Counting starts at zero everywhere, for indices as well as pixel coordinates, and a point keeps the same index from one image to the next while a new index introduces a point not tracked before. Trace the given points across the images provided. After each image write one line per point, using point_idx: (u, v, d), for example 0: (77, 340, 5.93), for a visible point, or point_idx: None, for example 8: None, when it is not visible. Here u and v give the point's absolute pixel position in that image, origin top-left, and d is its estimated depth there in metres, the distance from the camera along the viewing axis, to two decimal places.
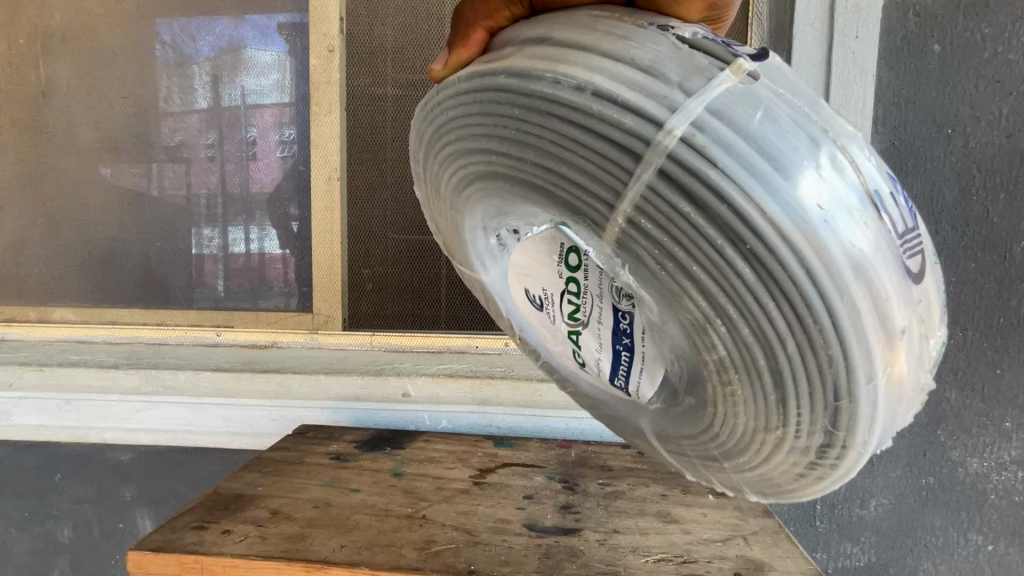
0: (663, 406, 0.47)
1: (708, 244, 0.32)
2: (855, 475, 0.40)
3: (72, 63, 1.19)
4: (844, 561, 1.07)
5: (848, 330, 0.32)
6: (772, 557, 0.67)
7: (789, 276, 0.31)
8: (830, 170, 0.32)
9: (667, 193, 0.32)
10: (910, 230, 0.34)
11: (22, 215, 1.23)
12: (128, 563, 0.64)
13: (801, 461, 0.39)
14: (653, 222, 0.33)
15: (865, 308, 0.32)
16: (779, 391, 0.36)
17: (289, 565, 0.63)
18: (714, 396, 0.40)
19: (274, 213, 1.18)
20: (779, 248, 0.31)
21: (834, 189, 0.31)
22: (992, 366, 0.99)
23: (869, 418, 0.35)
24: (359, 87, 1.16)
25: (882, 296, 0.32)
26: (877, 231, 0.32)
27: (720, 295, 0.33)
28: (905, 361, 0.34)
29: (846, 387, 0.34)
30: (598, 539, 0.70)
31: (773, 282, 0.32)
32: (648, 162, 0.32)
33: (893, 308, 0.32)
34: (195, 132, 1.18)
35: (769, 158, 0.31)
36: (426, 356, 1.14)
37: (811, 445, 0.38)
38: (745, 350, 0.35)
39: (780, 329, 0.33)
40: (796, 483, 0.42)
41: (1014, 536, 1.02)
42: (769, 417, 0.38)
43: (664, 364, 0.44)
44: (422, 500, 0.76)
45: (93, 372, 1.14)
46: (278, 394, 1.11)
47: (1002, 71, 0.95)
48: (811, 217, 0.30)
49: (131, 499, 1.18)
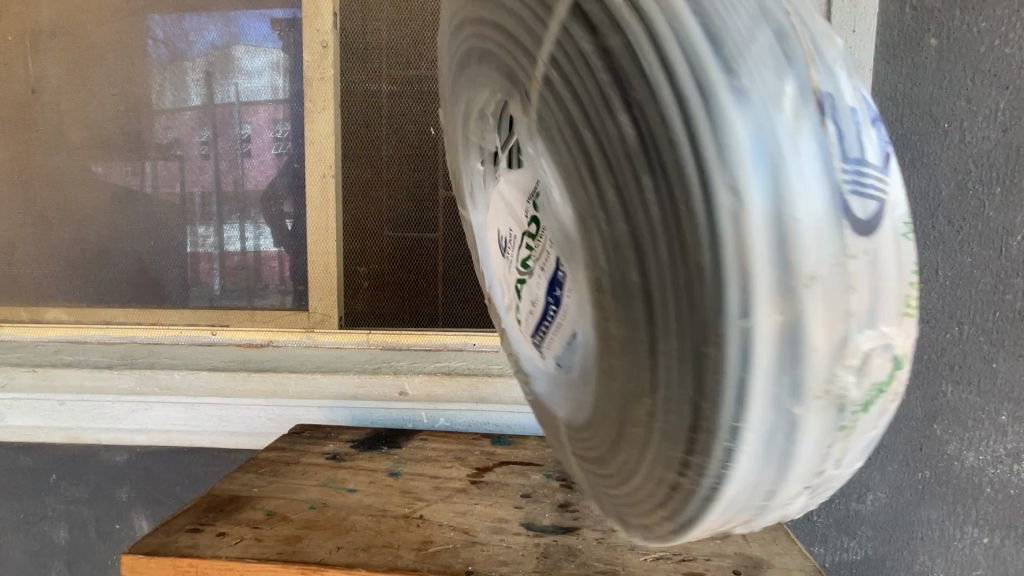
0: (571, 370, 0.41)
1: (600, 98, 0.28)
2: (736, 496, 0.29)
3: (63, 60, 1.17)
4: (841, 555, 1.07)
5: (753, 239, 0.24)
6: (770, 554, 0.67)
7: (671, 137, 0.25)
8: (767, 51, 0.27)
9: (575, 32, 0.29)
10: (869, 166, 0.28)
11: (14, 214, 1.21)
12: (123, 566, 0.63)
13: (671, 460, 0.30)
14: (561, 74, 0.30)
15: (756, 202, 0.25)
16: (648, 325, 0.28)
17: (284, 568, 0.62)
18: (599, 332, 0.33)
19: (268, 211, 1.17)
20: (668, 101, 0.26)
21: (765, 68, 0.26)
22: (988, 361, 0.99)
23: (761, 399, 0.26)
24: (353, 84, 1.15)
25: (789, 203, 0.25)
26: (811, 131, 0.26)
27: (607, 167, 0.28)
28: (821, 320, 0.26)
29: (706, 313, 0.25)
30: (596, 537, 0.69)
31: (654, 148, 0.26)
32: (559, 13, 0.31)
33: (805, 227, 0.25)
34: (188, 129, 1.17)
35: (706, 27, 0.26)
36: (423, 354, 1.12)
37: (676, 424, 0.29)
38: (619, 262, 0.29)
39: (653, 219, 0.27)
40: (660, 496, 0.33)
41: (1010, 529, 1.02)
42: (640, 369, 0.30)
43: (576, 317, 0.38)
44: (420, 500, 0.76)
45: (87, 373, 1.11)
46: (274, 394, 1.09)
47: (999, 64, 0.95)
48: (720, 75, 0.25)
49: (127, 500, 1.17)
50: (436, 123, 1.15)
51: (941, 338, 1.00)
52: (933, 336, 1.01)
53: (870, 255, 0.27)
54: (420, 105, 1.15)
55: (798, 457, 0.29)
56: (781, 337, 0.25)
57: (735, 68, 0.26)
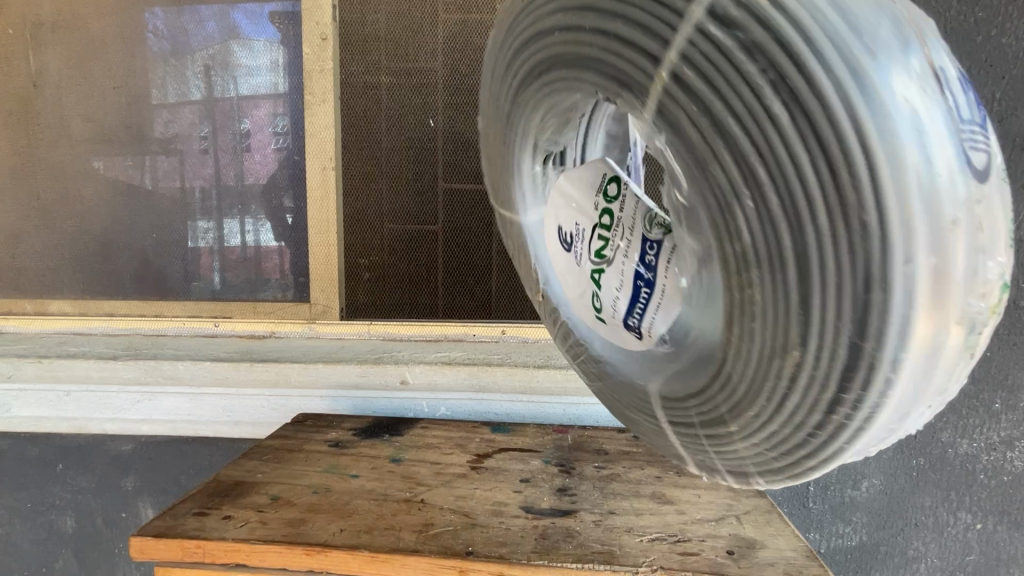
0: (672, 350, 0.46)
1: (747, 88, 0.33)
2: (880, 433, 0.37)
3: (64, 54, 1.18)
4: (836, 541, 1.08)
5: (901, 204, 0.30)
6: (765, 536, 0.68)
7: (828, 125, 0.31)
8: (896, 42, 0.32)
9: (711, 35, 0.34)
10: (975, 128, 0.33)
11: (17, 207, 1.22)
12: (131, 547, 0.65)
13: (819, 403, 0.37)
14: (696, 73, 0.35)
15: (908, 171, 0.30)
16: (802, 285, 0.33)
17: (290, 548, 0.64)
18: (732, 304, 0.37)
19: (269, 203, 1.18)
20: (826, 95, 0.31)
21: (893, 57, 0.31)
22: (983, 349, 1.01)
23: (902, 331, 0.32)
24: (353, 76, 1.15)
25: (932, 170, 0.30)
26: (938, 108, 0.31)
27: (753, 154, 0.33)
28: (957, 260, 0.31)
29: (877, 271, 0.31)
30: (594, 520, 0.71)
31: (811, 131, 0.31)
32: (693, 16, 0.35)
33: (943, 189, 0.31)
34: (189, 122, 1.18)
35: (826, 10, 0.32)
36: (423, 344, 1.15)
37: (832, 371, 0.35)
38: (769, 223, 0.33)
39: (812, 190, 0.32)
40: (797, 440, 0.40)
41: (1002, 515, 1.04)
42: (787, 326, 0.35)
43: (684, 294, 0.43)
44: (421, 485, 0.77)
45: (91, 364, 1.13)
46: (276, 383, 1.10)
47: (995, 54, 0.96)
48: (864, 66, 0.31)
49: (133, 489, 1.19)
50: (434, 114, 1.15)
51: None
52: None
53: (985, 201, 0.32)
54: (418, 96, 1.14)
55: (915, 381, 0.34)
56: (931, 271, 0.31)
57: (875, 61, 0.31)
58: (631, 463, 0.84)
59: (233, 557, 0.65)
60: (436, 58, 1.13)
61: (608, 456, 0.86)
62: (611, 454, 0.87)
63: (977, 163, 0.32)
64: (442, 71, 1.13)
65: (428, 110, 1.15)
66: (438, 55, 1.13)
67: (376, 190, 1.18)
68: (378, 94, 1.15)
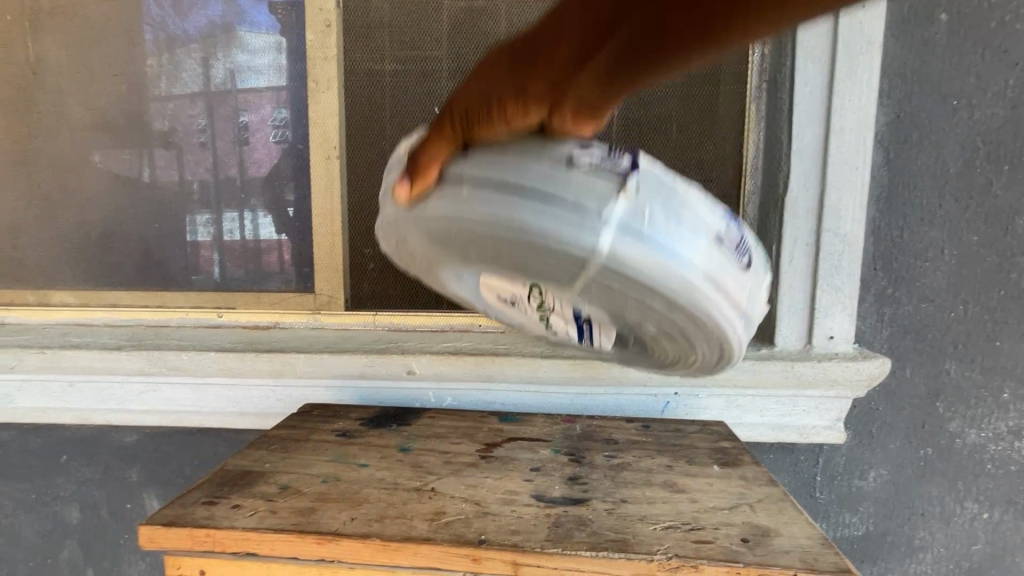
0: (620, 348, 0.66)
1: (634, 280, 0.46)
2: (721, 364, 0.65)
3: (63, 40, 1.16)
4: (843, 531, 1.08)
5: (716, 300, 0.48)
6: (778, 523, 0.68)
7: (682, 283, 0.46)
8: (685, 223, 0.46)
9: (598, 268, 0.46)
10: (732, 233, 0.49)
11: (18, 196, 1.21)
12: (141, 536, 0.65)
13: (683, 360, 0.63)
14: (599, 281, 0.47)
15: (715, 291, 0.48)
16: (683, 336, 0.55)
17: (301, 537, 0.64)
18: (643, 340, 0.61)
19: (272, 194, 1.17)
20: (674, 275, 0.45)
21: (690, 236, 0.46)
22: (992, 339, 1.00)
23: (738, 337, 0.54)
24: (357, 63, 1.13)
25: (726, 282, 0.48)
26: (716, 249, 0.47)
27: (647, 300, 0.49)
28: (745, 300, 0.51)
29: (718, 324, 0.51)
30: (607, 508, 0.70)
31: (673, 291, 0.47)
32: (589, 267, 0.45)
33: (733, 282, 0.49)
34: (191, 110, 1.16)
35: (647, 230, 0.45)
36: (428, 335, 1.13)
37: (688, 359, 0.62)
38: (666, 313, 0.50)
39: (676, 308, 0.49)
40: (688, 368, 0.67)
41: (1009, 505, 1.04)
42: (676, 347, 0.59)
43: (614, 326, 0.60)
44: (431, 474, 0.77)
45: (95, 354, 1.11)
46: (282, 373, 1.08)
47: (1009, 40, 0.94)
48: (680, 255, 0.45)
49: (138, 480, 1.18)
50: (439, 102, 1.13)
51: (947, 317, 1.01)
52: (938, 315, 1.01)
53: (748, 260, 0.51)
54: (422, 84, 1.12)
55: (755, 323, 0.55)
56: (736, 314, 0.51)
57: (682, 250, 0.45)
58: (641, 452, 0.84)
59: (243, 545, 0.65)
60: (440, 46, 1.11)
61: (618, 445, 0.86)
62: (621, 443, 0.87)
63: (738, 251, 0.50)
64: (447, 58, 1.11)
65: (433, 97, 1.13)
66: (443, 42, 1.11)
67: (380, 178, 1.16)
68: (382, 80, 1.13)
